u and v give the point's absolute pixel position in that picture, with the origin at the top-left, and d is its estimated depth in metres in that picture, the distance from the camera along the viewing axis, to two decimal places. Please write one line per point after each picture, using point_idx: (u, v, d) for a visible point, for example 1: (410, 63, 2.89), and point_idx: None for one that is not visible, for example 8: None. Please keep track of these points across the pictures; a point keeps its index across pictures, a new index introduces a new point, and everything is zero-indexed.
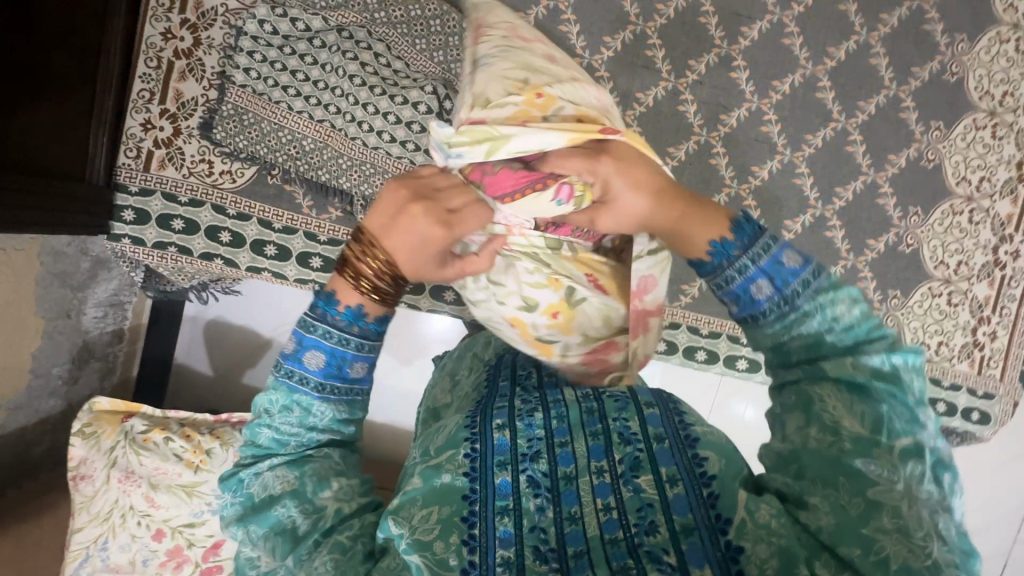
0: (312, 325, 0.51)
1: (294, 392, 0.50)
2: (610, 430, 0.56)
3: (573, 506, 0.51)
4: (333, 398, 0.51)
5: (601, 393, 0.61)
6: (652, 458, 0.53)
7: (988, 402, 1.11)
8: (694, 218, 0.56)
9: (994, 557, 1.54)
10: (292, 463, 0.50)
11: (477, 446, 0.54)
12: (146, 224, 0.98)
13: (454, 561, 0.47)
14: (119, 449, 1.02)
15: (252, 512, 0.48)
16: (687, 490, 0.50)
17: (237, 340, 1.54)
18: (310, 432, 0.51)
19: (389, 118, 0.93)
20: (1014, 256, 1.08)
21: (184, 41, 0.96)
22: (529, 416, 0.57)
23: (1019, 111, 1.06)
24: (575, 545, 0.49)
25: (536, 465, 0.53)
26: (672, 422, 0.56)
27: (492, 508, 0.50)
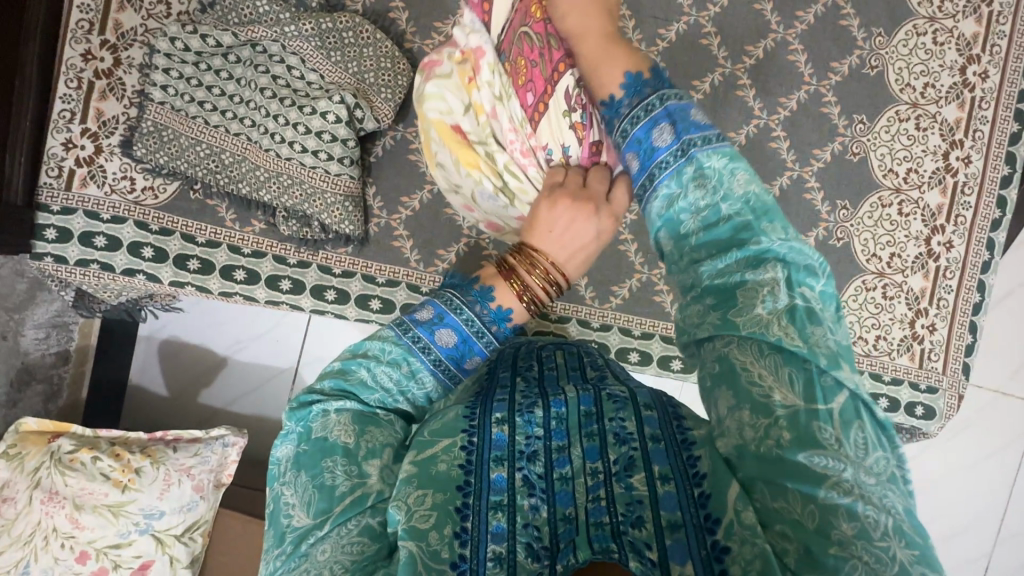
0: (460, 310, 0.65)
1: (409, 354, 0.63)
2: (605, 431, 0.54)
3: (568, 506, 0.50)
4: (439, 376, 0.64)
5: (601, 390, 0.60)
6: (646, 456, 0.51)
7: (932, 396, 1.09)
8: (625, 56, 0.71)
9: (970, 561, 1.49)
10: (360, 419, 0.58)
11: (474, 439, 0.54)
12: (69, 242, 0.98)
13: (445, 554, 0.47)
14: (44, 470, 1.00)
15: (309, 454, 0.55)
16: (677, 489, 0.49)
17: (191, 360, 1.53)
18: (396, 396, 0.62)
19: (299, 129, 0.95)
20: (947, 246, 1.07)
21: (104, 61, 0.97)
22: (529, 413, 0.57)
23: (942, 102, 1.06)
24: (565, 538, 0.48)
25: (532, 465, 0.53)
26: (671, 424, 0.54)
27: (486, 502, 0.50)
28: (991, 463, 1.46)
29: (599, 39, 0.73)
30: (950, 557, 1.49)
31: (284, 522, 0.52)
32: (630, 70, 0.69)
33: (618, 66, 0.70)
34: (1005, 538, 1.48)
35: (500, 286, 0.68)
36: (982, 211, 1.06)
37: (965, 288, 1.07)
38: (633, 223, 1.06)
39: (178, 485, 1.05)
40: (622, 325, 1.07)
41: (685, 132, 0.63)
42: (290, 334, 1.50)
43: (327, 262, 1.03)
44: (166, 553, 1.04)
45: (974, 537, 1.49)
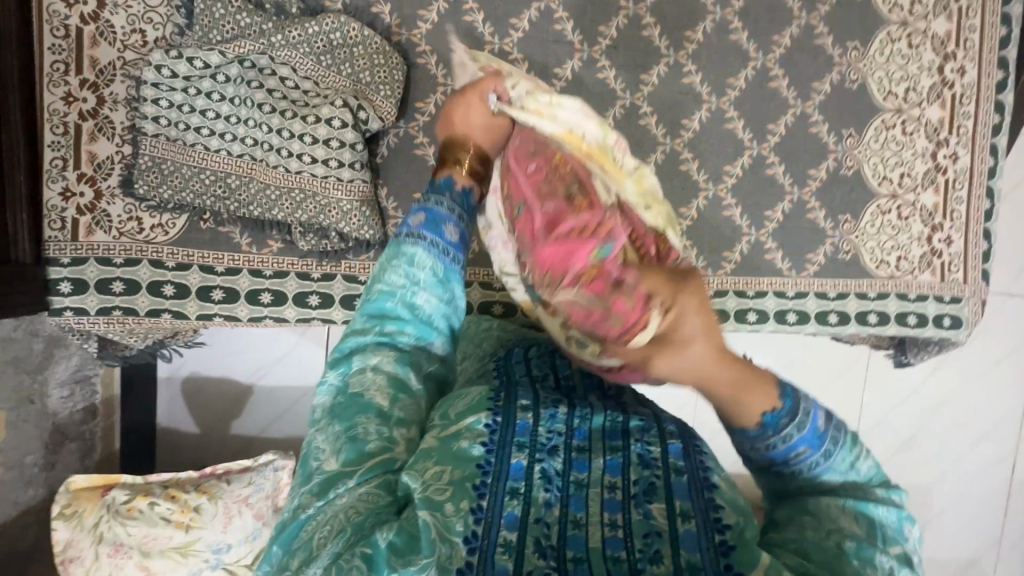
0: (419, 196, 0.66)
1: (403, 245, 0.62)
2: (629, 450, 0.53)
3: (580, 511, 0.48)
4: (433, 253, 0.62)
5: (628, 411, 0.59)
6: (667, 487, 0.49)
7: (957, 306, 1.11)
8: (757, 383, 0.51)
9: (1001, 458, 1.55)
10: (394, 380, 0.57)
11: (499, 419, 0.53)
12: (86, 293, 0.96)
13: (459, 527, 0.45)
14: (103, 524, 0.99)
15: (344, 403, 0.55)
16: (698, 529, 0.46)
17: (217, 393, 1.51)
18: (414, 291, 0.61)
19: (305, 140, 0.93)
20: (953, 158, 1.09)
21: (87, 101, 0.94)
22: (554, 406, 0.57)
23: (931, 16, 1.06)
24: (576, 548, 0.45)
25: (552, 460, 0.52)
26: (694, 458, 0.52)
27: (502, 486, 0.49)
28: (1004, 364, 1.51)
29: (728, 376, 0.49)
30: (980, 460, 1.55)
31: (314, 463, 0.53)
32: (767, 406, 0.51)
33: (761, 399, 0.51)
34: None
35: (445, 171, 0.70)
36: (982, 119, 1.08)
37: (975, 197, 1.09)
38: None
39: (240, 517, 1.05)
40: None
41: (803, 442, 0.52)
42: (312, 351, 1.48)
43: (351, 270, 1.02)
44: None
45: (1000, 436, 1.54)
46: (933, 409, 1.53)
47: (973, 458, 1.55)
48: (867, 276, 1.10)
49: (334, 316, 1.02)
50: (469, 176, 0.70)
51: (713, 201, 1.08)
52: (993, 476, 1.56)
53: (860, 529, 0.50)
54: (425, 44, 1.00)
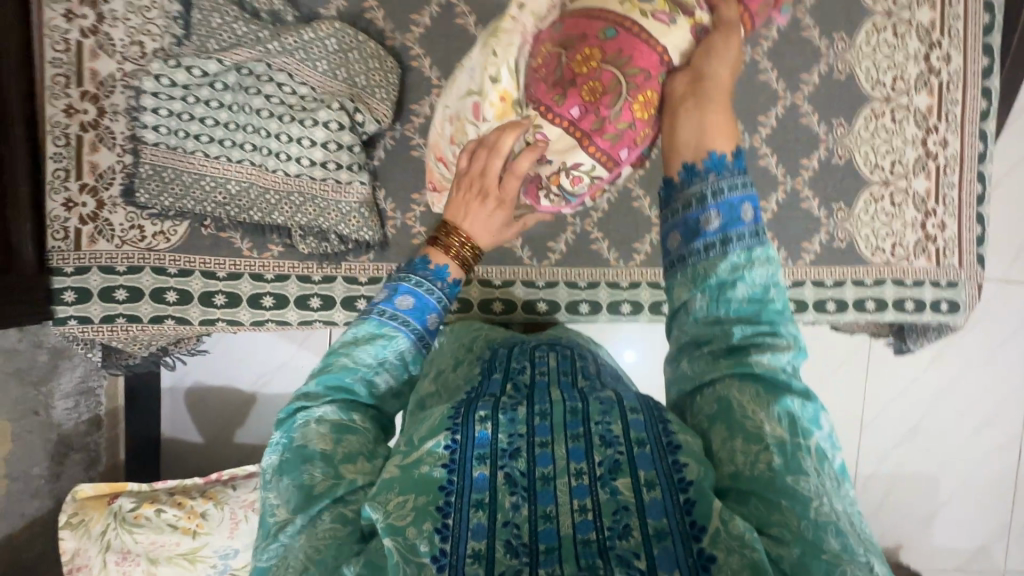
0: (406, 277, 0.66)
1: (383, 326, 0.63)
2: (591, 433, 0.53)
3: (549, 504, 0.48)
4: (412, 339, 0.64)
5: (589, 395, 0.58)
6: (632, 460, 0.50)
7: (953, 291, 1.12)
8: (725, 132, 0.58)
9: (1006, 443, 1.55)
10: (338, 425, 0.57)
11: (458, 437, 0.53)
12: (89, 301, 0.97)
13: (425, 547, 0.46)
14: (110, 532, 0.99)
15: (292, 456, 0.55)
16: (663, 495, 0.48)
17: (220, 402, 1.51)
18: (375, 369, 0.61)
19: (303, 144, 0.95)
20: (943, 144, 1.10)
21: (88, 112, 0.95)
22: (512, 410, 0.56)
23: (915, 6, 1.08)
24: (547, 541, 0.46)
25: (515, 462, 0.51)
26: (655, 427, 0.53)
27: (468, 499, 0.49)
28: (1006, 349, 1.52)
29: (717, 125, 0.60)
30: (985, 446, 1.55)
31: (269, 518, 0.53)
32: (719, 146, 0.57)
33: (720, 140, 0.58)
34: None
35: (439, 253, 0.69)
36: (970, 105, 1.10)
37: (967, 182, 1.11)
38: (643, 179, 1.07)
39: (246, 521, 1.05)
40: (649, 280, 1.08)
41: (732, 225, 0.55)
42: (313, 357, 1.49)
43: (351, 271, 1.03)
44: None
45: (1005, 422, 1.54)
46: (936, 396, 1.53)
47: (978, 445, 1.55)
48: (863, 263, 1.11)
49: (335, 318, 1.03)
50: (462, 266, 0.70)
51: None
52: (999, 462, 1.56)
53: (778, 376, 0.52)
54: (418, 47, 1.02)
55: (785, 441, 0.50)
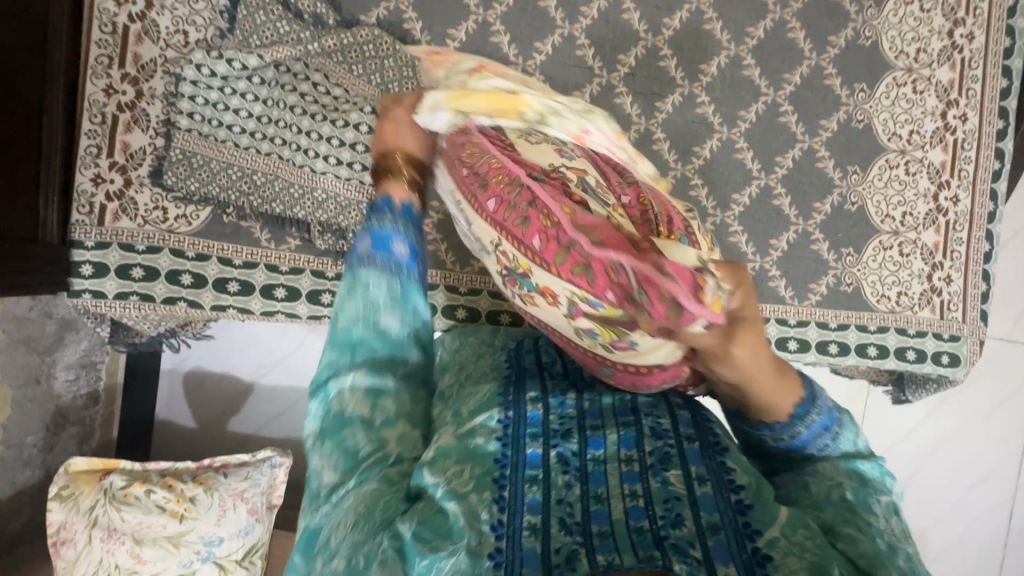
0: (364, 222, 0.62)
1: (357, 273, 0.60)
2: (641, 424, 0.59)
3: (600, 486, 0.52)
4: (383, 271, 0.60)
5: (633, 391, 0.65)
6: (681, 455, 0.55)
7: (955, 344, 1.13)
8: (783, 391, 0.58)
9: (1000, 503, 1.55)
10: (371, 391, 0.58)
11: (511, 414, 0.59)
12: (105, 276, 0.98)
13: (485, 514, 0.49)
14: (99, 508, 0.99)
15: (330, 426, 0.57)
16: (713, 490, 0.51)
17: (217, 388, 1.52)
18: (372, 319, 0.59)
19: (332, 143, 0.97)
20: (954, 201, 1.12)
21: (126, 94, 0.98)
22: (562, 396, 0.63)
23: (935, 65, 1.12)
24: (599, 523, 0.48)
25: (567, 442, 0.56)
26: (703, 427, 0.59)
27: (522, 474, 0.52)
28: (1005, 408, 1.52)
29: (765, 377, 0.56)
30: (977, 504, 1.54)
31: (316, 485, 0.56)
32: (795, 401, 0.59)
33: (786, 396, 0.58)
34: None
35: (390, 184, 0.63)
36: (983, 164, 1.12)
37: (975, 239, 1.13)
38: None
39: (234, 510, 1.05)
40: None
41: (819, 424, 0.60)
42: (318, 353, 1.50)
43: None
44: None
45: (998, 481, 1.54)
46: (932, 448, 1.53)
47: (970, 501, 1.54)
48: (868, 309, 1.12)
49: None
50: (410, 185, 0.64)
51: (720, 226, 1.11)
52: (989, 522, 1.55)
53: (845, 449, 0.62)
54: None
55: (858, 486, 0.57)
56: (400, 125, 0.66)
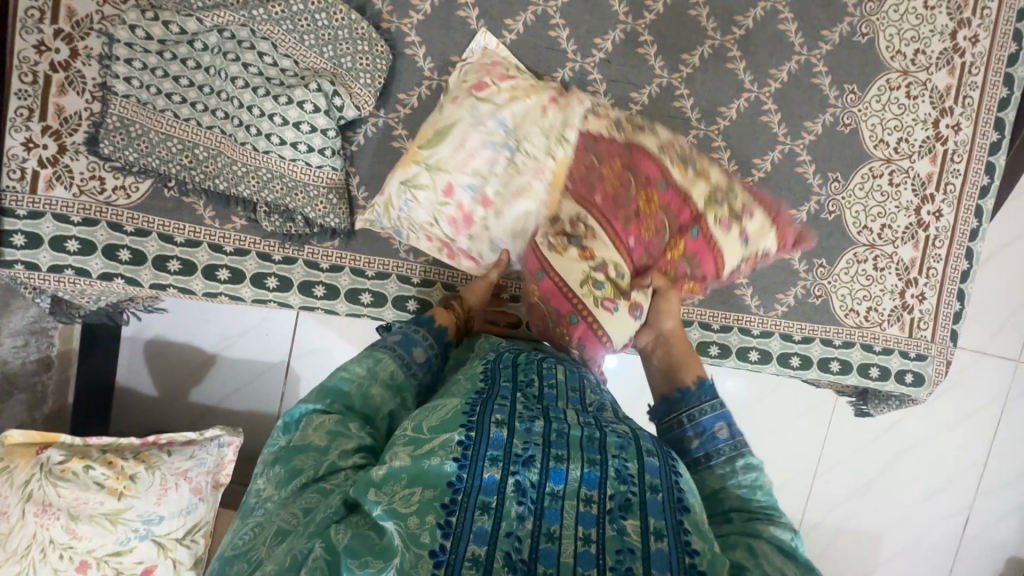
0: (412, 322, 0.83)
1: (378, 351, 0.75)
2: (606, 465, 0.52)
3: (554, 524, 0.48)
4: (398, 361, 0.74)
5: (604, 426, 0.58)
6: (642, 505, 0.50)
7: (921, 363, 1.11)
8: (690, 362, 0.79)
9: (955, 513, 1.56)
10: (333, 429, 0.62)
11: (473, 434, 0.53)
12: (39, 248, 0.94)
13: (425, 539, 0.45)
14: (34, 482, 0.98)
15: (290, 451, 0.60)
16: (670, 548, 0.47)
17: (177, 359, 1.50)
18: (368, 382, 0.70)
19: (276, 120, 0.91)
20: (936, 215, 1.07)
21: (60, 53, 0.91)
22: (530, 421, 0.56)
23: (933, 69, 1.05)
24: (547, 563, 0.45)
25: (528, 471, 0.51)
26: (669, 477, 0.53)
27: (474, 500, 0.48)
28: (970, 422, 1.51)
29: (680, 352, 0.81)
30: (932, 512, 1.56)
31: (257, 501, 0.58)
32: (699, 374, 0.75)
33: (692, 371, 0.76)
34: (983, 492, 1.55)
35: (444, 313, 0.87)
36: (971, 179, 1.07)
37: (953, 256, 1.08)
38: None
39: (176, 490, 1.04)
40: None
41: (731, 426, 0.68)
42: (280, 330, 1.47)
43: (313, 257, 1.00)
44: (169, 557, 1.03)
45: (955, 492, 1.55)
46: (893, 455, 1.53)
47: (925, 510, 1.55)
48: (834, 323, 1.09)
49: (290, 301, 1.00)
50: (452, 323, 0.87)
51: None
52: (942, 530, 1.56)
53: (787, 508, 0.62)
54: (415, 34, 0.98)
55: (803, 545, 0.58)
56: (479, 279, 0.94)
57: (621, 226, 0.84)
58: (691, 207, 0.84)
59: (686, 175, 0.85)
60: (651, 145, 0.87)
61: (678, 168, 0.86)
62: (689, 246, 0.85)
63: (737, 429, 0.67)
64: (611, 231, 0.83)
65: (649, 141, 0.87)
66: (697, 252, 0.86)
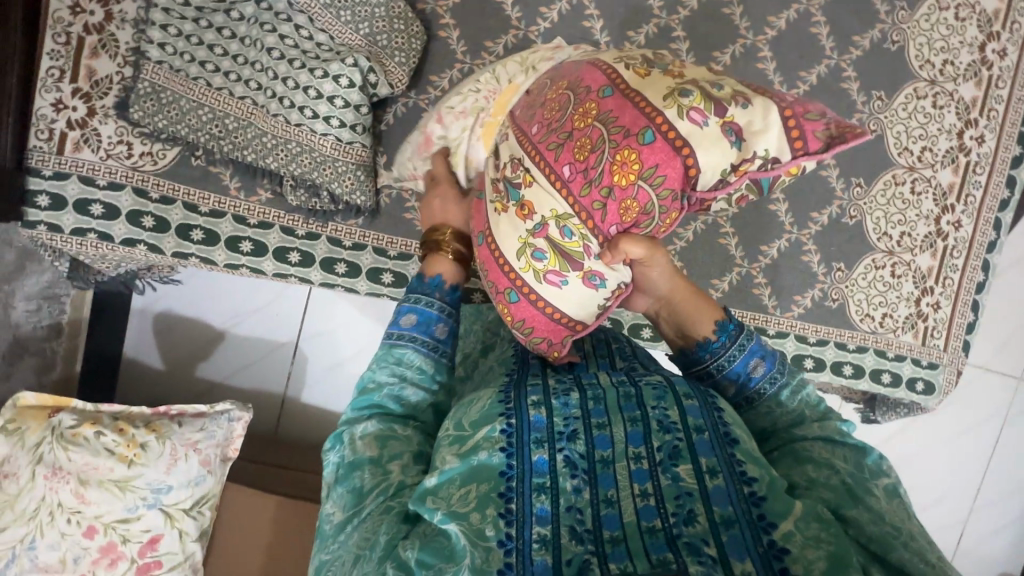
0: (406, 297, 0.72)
1: (394, 346, 0.68)
2: (649, 418, 0.55)
3: (610, 489, 0.51)
4: (423, 351, 0.68)
5: (638, 380, 0.61)
6: (692, 447, 0.53)
7: (932, 372, 1.11)
8: (703, 314, 0.72)
9: (950, 527, 1.57)
10: (381, 435, 0.62)
11: (513, 421, 0.56)
12: (63, 210, 0.93)
13: (491, 532, 0.49)
14: (46, 445, 0.97)
15: (344, 473, 0.60)
16: (727, 483, 0.51)
17: (187, 333, 1.49)
18: (399, 383, 0.66)
19: (309, 93, 0.91)
20: (955, 226, 1.08)
21: (95, 15, 0.91)
22: (565, 395, 0.59)
23: (960, 79, 1.05)
24: (610, 528, 0.49)
25: (573, 444, 0.54)
26: (712, 415, 0.56)
27: (529, 484, 0.51)
28: (971, 436, 1.52)
29: (685, 302, 0.73)
30: (928, 524, 1.57)
31: (327, 527, 0.58)
32: (715, 322, 0.72)
33: (707, 317, 0.72)
34: (980, 506, 1.56)
35: (438, 262, 0.76)
36: (992, 191, 1.08)
37: (970, 267, 1.09)
38: None
39: (185, 460, 1.04)
40: None
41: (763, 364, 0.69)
42: (292, 309, 1.47)
43: (337, 233, 1.00)
44: (175, 527, 1.03)
45: (953, 505, 1.56)
46: (894, 466, 1.53)
47: (922, 521, 1.56)
48: (850, 327, 1.09)
49: (311, 277, 1.00)
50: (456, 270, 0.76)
51: (710, 226, 1.06)
52: (939, 543, 1.57)
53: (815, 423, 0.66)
54: (451, 17, 0.98)
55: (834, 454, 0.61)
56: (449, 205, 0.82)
57: (552, 157, 0.69)
58: (671, 143, 0.65)
59: (664, 100, 0.66)
60: (659, 92, 0.66)
61: (664, 93, 0.66)
62: (643, 196, 0.66)
63: (769, 367, 0.69)
64: (545, 170, 0.69)
65: (653, 87, 0.67)
66: (663, 204, 0.67)
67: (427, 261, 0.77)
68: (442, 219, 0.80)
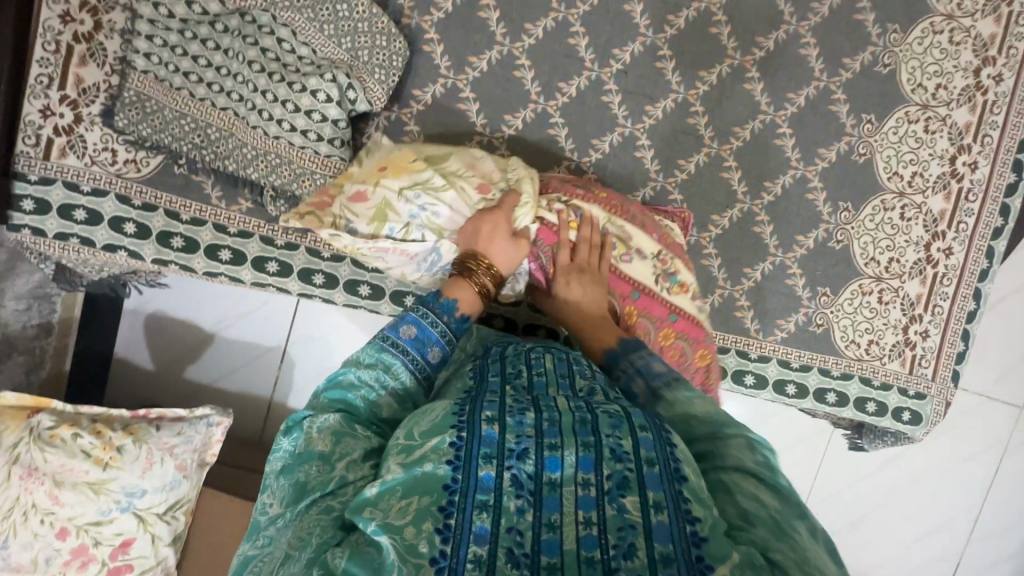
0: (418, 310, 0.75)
1: (384, 354, 0.70)
2: (602, 445, 0.53)
3: (554, 513, 0.49)
4: (411, 366, 0.71)
5: (596, 406, 0.59)
6: (640, 480, 0.51)
7: (919, 402, 1.09)
8: None
9: (947, 556, 1.52)
10: (335, 428, 0.61)
11: (464, 435, 0.54)
12: (47, 214, 0.95)
13: (424, 547, 0.46)
14: (23, 446, 0.99)
15: (292, 463, 0.60)
16: (670, 519, 0.49)
17: (177, 335, 1.51)
18: (376, 388, 0.67)
19: (287, 106, 0.92)
20: (946, 253, 1.05)
21: (84, 24, 0.92)
22: (521, 414, 0.57)
23: (953, 105, 1.03)
24: (549, 554, 0.47)
25: (522, 464, 0.52)
26: (664, 449, 0.54)
27: (471, 501, 0.49)
28: (965, 466, 1.48)
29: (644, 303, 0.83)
30: (921, 555, 1.53)
31: (265, 518, 0.58)
32: None
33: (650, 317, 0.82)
34: (976, 539, 1.52)
35: (461, 289, 0.80)
36: (985, 219, 1.05)
37: (961, 296, 1.06)
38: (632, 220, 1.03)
39: (160, 465, 1.05)
40: None
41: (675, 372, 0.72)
42: (280, 314, 1.48)
43: (316, 244, 1.00)
44: (148, 531, 1.04)
45: (947, 537, 1.52)
46: (886, 494, 1.50)
47: (914, 552, 1.52)
48: (834, 353, 1.07)
49: (288, 287, 1.01)
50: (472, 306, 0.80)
51: (693, 247, 1.05)
52: None
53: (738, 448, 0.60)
54: (434, 31, 0.99)
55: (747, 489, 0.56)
56: (498, 235, 0.86)
57: None
58: None
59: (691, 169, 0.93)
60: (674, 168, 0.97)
61: None
62: None
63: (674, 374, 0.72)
64: None
65: None
66: None
67: (450, 284, 0.81)
68: (483, 248, 0.84)
